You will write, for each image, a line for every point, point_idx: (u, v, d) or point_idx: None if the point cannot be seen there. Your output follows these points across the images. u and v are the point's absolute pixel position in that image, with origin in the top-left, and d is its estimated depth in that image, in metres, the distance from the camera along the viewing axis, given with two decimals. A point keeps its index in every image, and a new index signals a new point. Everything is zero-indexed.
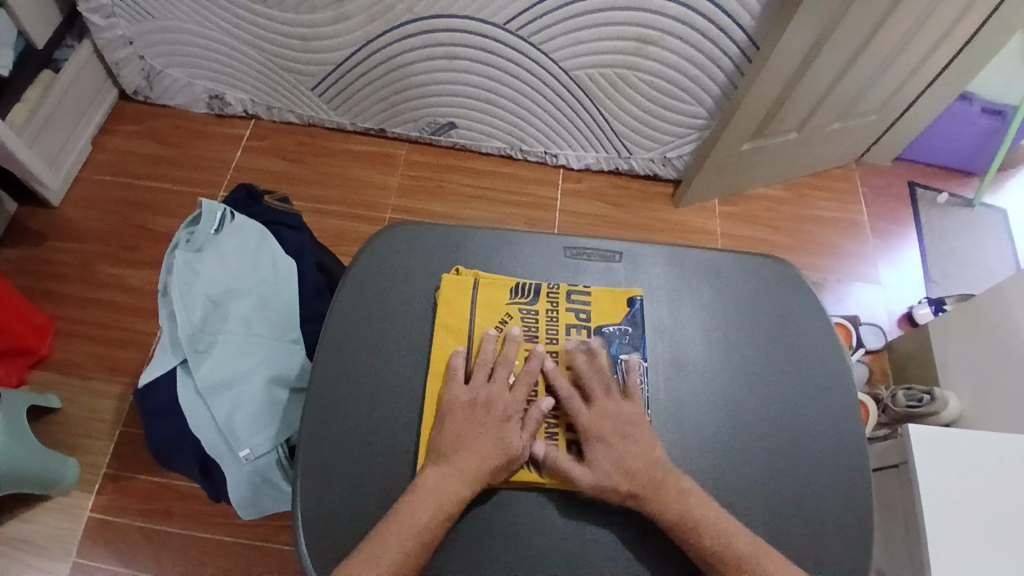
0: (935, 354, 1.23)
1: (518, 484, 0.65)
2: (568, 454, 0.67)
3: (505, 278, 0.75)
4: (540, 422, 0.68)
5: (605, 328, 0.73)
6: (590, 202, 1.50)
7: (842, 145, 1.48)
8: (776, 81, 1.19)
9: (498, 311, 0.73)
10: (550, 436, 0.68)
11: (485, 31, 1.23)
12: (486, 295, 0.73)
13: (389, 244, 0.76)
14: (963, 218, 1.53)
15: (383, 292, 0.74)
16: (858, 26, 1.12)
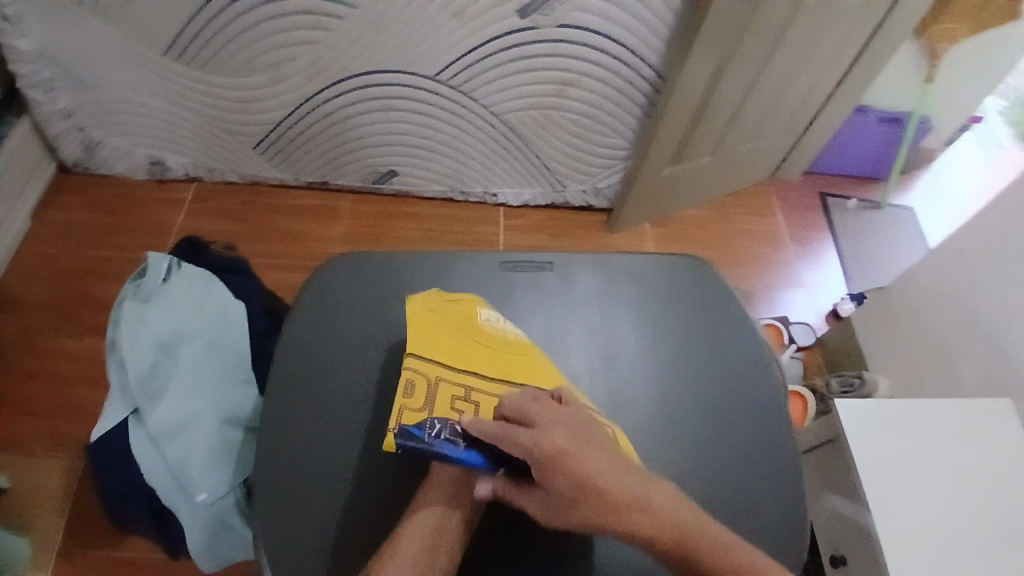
0: (861, 344, 1.33)
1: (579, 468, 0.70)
2: None
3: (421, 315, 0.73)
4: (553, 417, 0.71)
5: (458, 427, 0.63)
6: (532, 234, 1.57)
7: (757, 163, 1.60)
8: (687, 108, 1.30)
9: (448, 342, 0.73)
10: None
11: (417, 83, 1.31)
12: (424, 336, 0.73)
13: (335, 277, 0.81)
14: (873, 219, 1.67)
15: (332, 325, 0.78)
16: (752, 55, 1.25)
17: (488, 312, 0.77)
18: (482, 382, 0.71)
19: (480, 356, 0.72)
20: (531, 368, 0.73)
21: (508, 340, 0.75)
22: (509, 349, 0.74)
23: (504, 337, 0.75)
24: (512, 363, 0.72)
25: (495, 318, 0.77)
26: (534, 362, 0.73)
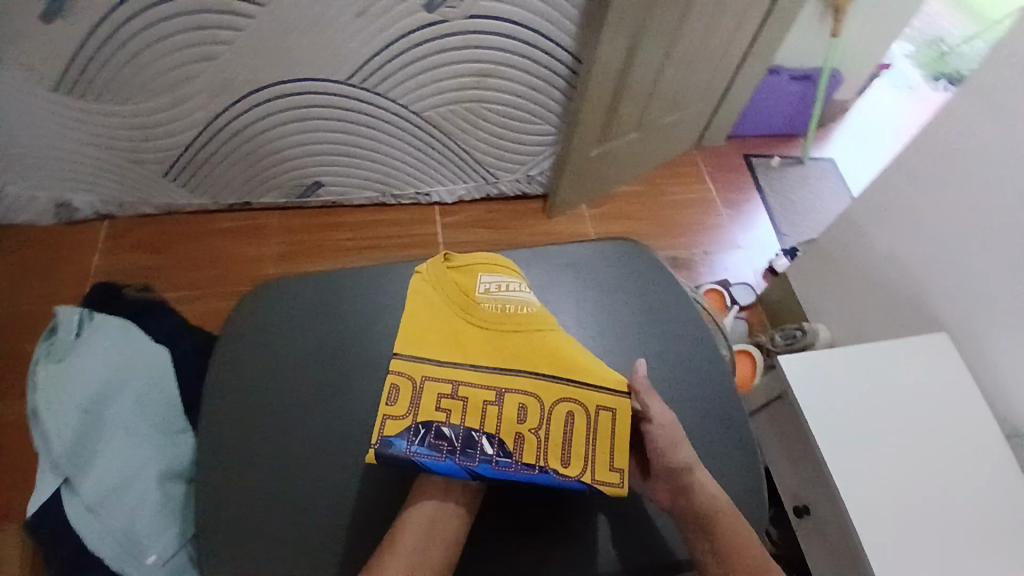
0: (799, 296, 1.38)
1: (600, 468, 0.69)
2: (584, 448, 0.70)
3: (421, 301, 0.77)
4: (560, 411, 0.72)
5: (444, 430, 0.68)
6: (471, 229, 1.55)
7: (682, 133, 1.63)
8: (607, 87, 1.30)
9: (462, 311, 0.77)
10: (569, 423, 0.71)
11: (331, 90, 1.26)
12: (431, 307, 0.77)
13: (263, 300, 0.82)
14: (797, 174, 1.72)
15: (266, 348, 0.79)
16: (663, 28, 1.26)
17: (490, 286, 0.78)
18: (470, 377, 0.72)
19: (476, 341, 0.75)
20: (529, 347, 0.74)
21: (508, 317, 0.76)
22: (510, 327, 0.75)
23: (506, 313, 0.76)
24: (510, 343, 0.74)
25: (500, 289, 0.78)
26: (534, 340, 0.75)
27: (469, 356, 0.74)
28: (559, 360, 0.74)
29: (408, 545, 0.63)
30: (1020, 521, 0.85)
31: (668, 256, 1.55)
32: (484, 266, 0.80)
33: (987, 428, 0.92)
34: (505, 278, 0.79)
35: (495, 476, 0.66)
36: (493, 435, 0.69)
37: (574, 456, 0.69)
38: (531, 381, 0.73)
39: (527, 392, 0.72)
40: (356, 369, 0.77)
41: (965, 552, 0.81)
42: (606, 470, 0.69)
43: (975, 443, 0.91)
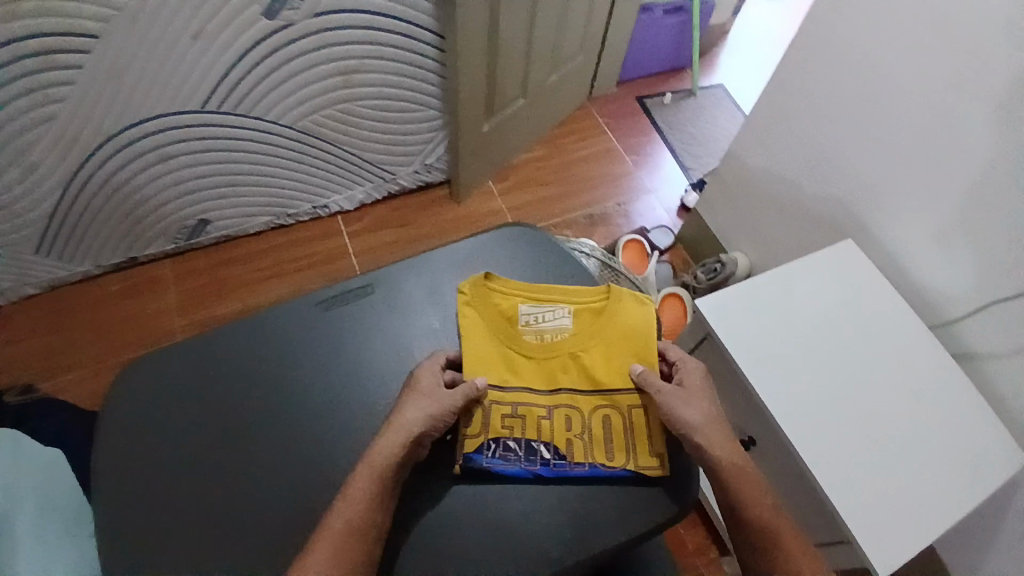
0: (713, 228, 1.39)
1: (643, 455, 0.77)
2: (624, 442, 0.78)
3: (472, 321, 0.83)
4: (602, 410, 0.80)
5: (509, 442, 0.77)
6: (379, 231, 1.50)
7: (571, 88, 1.61)
8: (479, 59, 1.26)
9: (505, 330, 0.83)
10: (608, 418, 0.80)
11: (190, 123, 1.17)
12: (476, 323, 0.83)
13: (156, 373, 0.78)
14: (692, 105, 1.72)
15: (168, 423, 0.75)
16: None
17: (531, 316, 0.84)
18: (525, 397, 0.80)
19: (522, 369, 0.82)
20: (567, 368, 0.82)
21: (549, 343, 0.83)
22: (552, 353, 0.83)
23: (548, 342, 0.83)
24: (551, 366, 0.83)
25: (539, 319, 0.84)
26: (573, 361, 0.83)
27: (519, 381, 0.81)
28: (592, 377, 0.82)
29: (361, 487, 0.66)
30: (940, 404, 0.89)
31: (584, 215, 1.54)
32: (527, 295, 0.85)
33: (896, 324, 0.96)
34: (545, 305, 0.85)
35: (556, 475, 0.76)
36: (549, 442, 0.78)
37: (617, 450, 0.78)
38: (570, 394, 0.81)
39: (570, 403, 0.81)
40: (267, 420, 0.76)
41: (896, 448, 0.85)
42: (647, 454, 0.77)
43: (887, 341, 0.94)
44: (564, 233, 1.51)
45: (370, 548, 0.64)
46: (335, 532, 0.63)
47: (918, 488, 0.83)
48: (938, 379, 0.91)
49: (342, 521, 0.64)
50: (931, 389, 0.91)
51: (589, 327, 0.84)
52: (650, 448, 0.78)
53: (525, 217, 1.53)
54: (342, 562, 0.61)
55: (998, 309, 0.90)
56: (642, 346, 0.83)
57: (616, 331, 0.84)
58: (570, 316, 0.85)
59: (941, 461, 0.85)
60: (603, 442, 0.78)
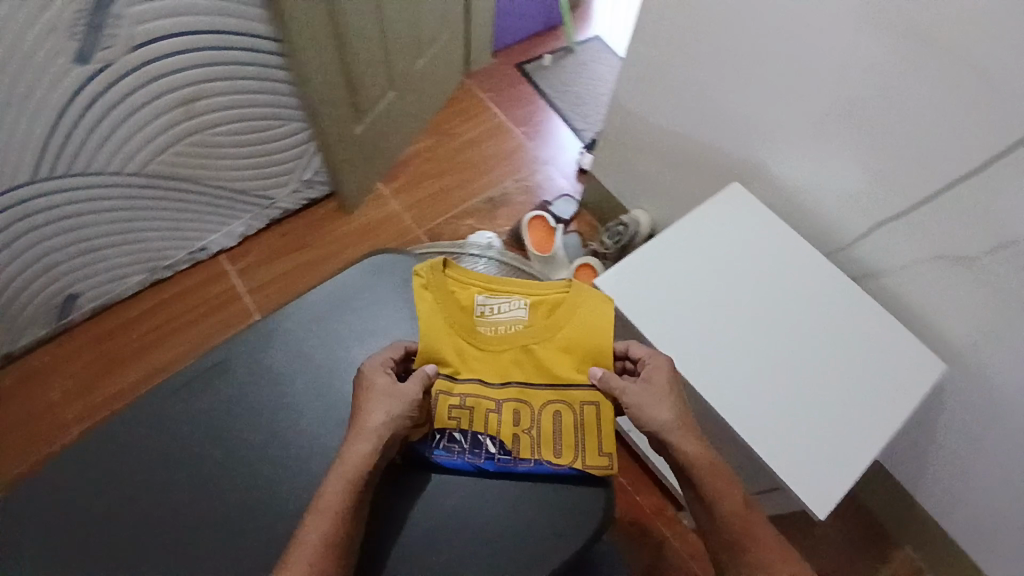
0: (611, 190, 1.36)
1: (591, 453, 0.77)
2: (573, 438, 0.78)
3: (428, 310, 0.78)
4: (556, 404, 0.79)
5: (455, 434, 0.78)
6: (270, 262, 1.40)
7: (442, 70, 1.52)
8: (329, 63, 1.16)
9: (460, 323, 0.79)
10: (559, 414, 0.78)
11: (17, 200, 1.02)
12: (431, 312, 0.78)
13: (23, 509, 0.72)
14: (572, 63, 1.66)
15: (47, 561, 0.69)
16: None
17: (487, 307, 0.80)
18: (476, 387, 0.79)
19: (475, 361, 0.79)
20: (521, 359, 0.80)
21: (503, 335, 0.80)
22: (506, 345, 0.80)
23: (502, 333, 0.80)
24: (505, 356, 0.80)
25: (495, 310, 0.80)
26: (527, 352, 0.80)
27: (474, 372, 0.79)
28: (546, 370, 0.79)
29: (332, 500, 0.66)
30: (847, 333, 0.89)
31: (483, 200, 1.48)
32: (484, 285, 0.80)
33: (794, 261, 0.95)
34: (501, 296, 0.80)
35: (500, 471, 0.77)
36: (496, 437, 0.78)
37: (565, 445, 0.77)
38: (521, 387, 0.79)
39: (519, 396, 0.79)
40: (155, 529, 0.71)
41: (813, 388, 0.85)
42: (596, 456, 0.76)
43: (789, 280, 0.93)
44: (466, 222, 1.45)
45: (343, 562, 0.64)
46: (311, 548, 0.63)
47: (840, 422, 0.83)
48: (842, 308, 0.91)
49: (318, 536, 0.64)
50: (837, 320, 0.90)
51: (546, 319, 0.80)
52: (597, 444, 0.77)
53: (422, 215, 1.46)
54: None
55: (886, 229, 0.90)
56: (599, 342, 0.78)
57: (574, 327, 0.79)
58: (527, 307, 0.80)
59: (857, 391, 0.85)
60: (550, 438, 0.78)
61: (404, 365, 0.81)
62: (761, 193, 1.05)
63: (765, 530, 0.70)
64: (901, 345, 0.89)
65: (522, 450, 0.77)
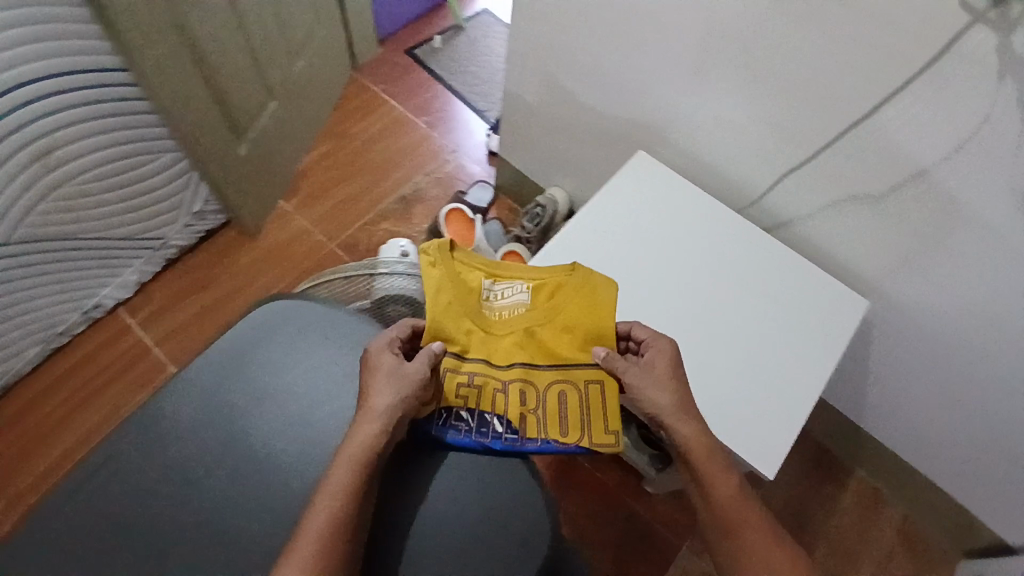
0: (525, 171, 1.31)
1: (597, 431, 0.71)
2: (580, 416, 0.72)
3: (433, 290, 0.73)
4: (565, 380, 0.74)
5: (462, 412, 0.73)
6: (175, 307, 1.29)
7: (326, 69, 1.41)
8: (192, 84, 1.04)
9: (466, 305, 0.74)
10: (564, 392, 0.74)
11: None
12: (438, 292, 0.73)
13: None
14: (463, 41, 1.58)
15: None
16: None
17: (490, 292, 0.76)
18: (483, 366, 0.74)
19: (478, 345, 0.74)
20: (524, 342, 0.75)
21: (506, 319, 0.76)
22: (509, 329, 0.75)
23: (505, 318, 0.76)
24: (508, 340, 0.75)
25: (499, 294, 0.76)
26: (529, 336, 0.75)
27: (474, 354, 0.74)
28: (550, 352, 0.75)
29: (337, 489, 0.62)
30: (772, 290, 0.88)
31: (395, 200, 1.39)
32: (490, 269, 0.76)
33: (705, 227, 0.96)
34: (505, 280, 0.77)
35: (506, 450, 0.71)
36: (502, 415, 0.72)
37: (572, 425, 0.72)
38: (525, 367, 0.74)
39: (526, 375, 0.74)
40: None
41: (745, 353, 0.87)
42: (603, 434, 0.71)
43: (704, 248, 0.94)
44: (382, 226, 1.36)
45: (349, 555, 0.60)
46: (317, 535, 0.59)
47: (776, 382, 0.85)
48: (755, 266, 0.93)
49: (315, 534, 0.59)
50: (753, 279, 0.92)
51: (552, 300, 0.75)
52: (604, 420, 0.72)
53: (334, 227, 1.36)
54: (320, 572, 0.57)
55: (798, 176, 0.88)
56: (606, 319, 0.74)
57: (581, 307, 0.74)
58: (532, 290, 0.77)
59: (785, 347, 0.87)
60: (556, 417, 0.72)
61: (411, 345, 0.76)
62: (666, 157, 1.02)
63: (761, 516, 0.66)
64: (811, 294, 0.92)
65: (529, 429, 0.71)
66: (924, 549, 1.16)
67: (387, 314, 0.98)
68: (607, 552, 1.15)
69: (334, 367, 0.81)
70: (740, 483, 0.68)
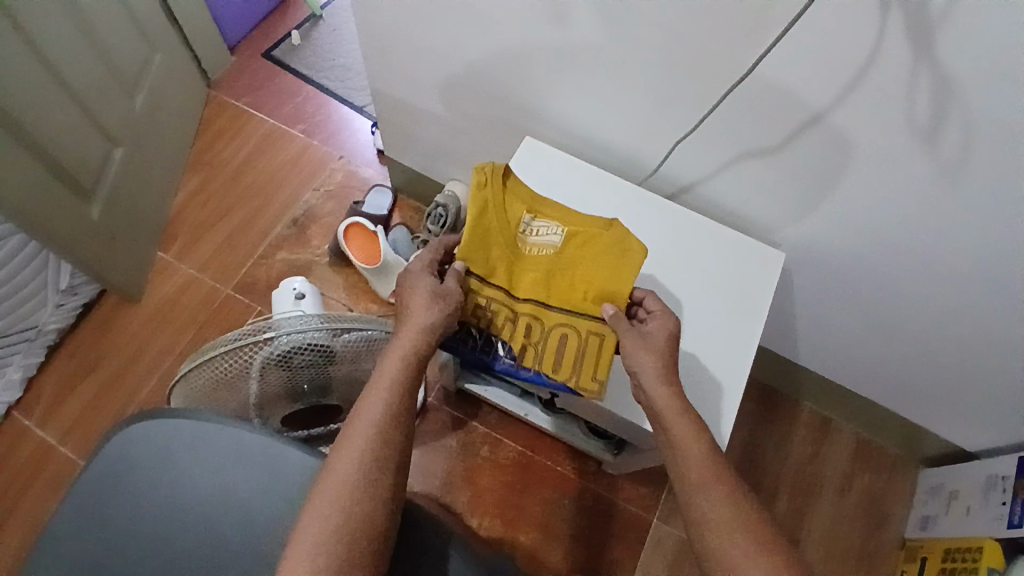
0: (419, 167, 1.22)
1: (584, 375, 0.73)
2: (575, 360, 0.73)
3: (481, 210, 0.74)
4: (571, 323, 0.74)
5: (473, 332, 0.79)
6: (71, 396, 1.13)
7: (176, 96, 1.26)
8: (20, 157, 0.90)
9: (502, 237, 0.75)
10: (567, 335, 0.74)
11: None
12: (485, 212, 0.75)
13: None
14: (323, 33, 1.44)
15: None
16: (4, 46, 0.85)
17: (529, 226, 0.78)
18: (501, 296, 0.75)
19: (502, 275, 0.75)
20: (541, 280, 0.75)
21: (534, 256, 0.77)
22: (532, 265, 0.76)
23: (533, 254, 0.77)
24: (527, 275, 0.76)
25: (537, 231, 0.78)
26: (547, 276, 0.76)
27: (495, 282, 0.75)
28: (566, 297, 0.75)
29: (384, 399, 0.60)
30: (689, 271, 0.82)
31: (287, 225, 1.27)
32: (532, 205, 0.78)
33: (599, 211, 0.89)
34: (545, 219, 0.78)
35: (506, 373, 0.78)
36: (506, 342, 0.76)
37: (567, 363, 0.73)
38: (537, 303, 0.75)
39: (537, 307, 0.75)
40: None
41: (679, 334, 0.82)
42: (589, 379, 0.72)
43: None
44: (278, 258, 1.24)
45: (400, 463, 0.58)
46: (363, 433, 0.58)
47: (708, 358, 0.81)
48: (663, 239, 0.88)
49: (351, 463, 0.56)
50: (663, 255, 0.87)
51: (580, 249, 0.76)
52: (594, 366, 0.72)
53: (225, 269, 1.23)
54: (369, 461, 0.57)
55: (692, 137, 0.83)
56: (624, 280, 0.73)
57: (603, 263, 0.74)
58: (565, 235, 0.77)
59: (713, 319, 0.83)
60: (553, 356, 0.74)
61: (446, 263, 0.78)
62: (550, 137, 0.98)
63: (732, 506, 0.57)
64: (721, 256, 0.87)
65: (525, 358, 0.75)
66: (883, 466, 1.16)
67: (297, 364, 0.78)
68: (580, 543, 1.07)
69: (220, 477, 0.64)
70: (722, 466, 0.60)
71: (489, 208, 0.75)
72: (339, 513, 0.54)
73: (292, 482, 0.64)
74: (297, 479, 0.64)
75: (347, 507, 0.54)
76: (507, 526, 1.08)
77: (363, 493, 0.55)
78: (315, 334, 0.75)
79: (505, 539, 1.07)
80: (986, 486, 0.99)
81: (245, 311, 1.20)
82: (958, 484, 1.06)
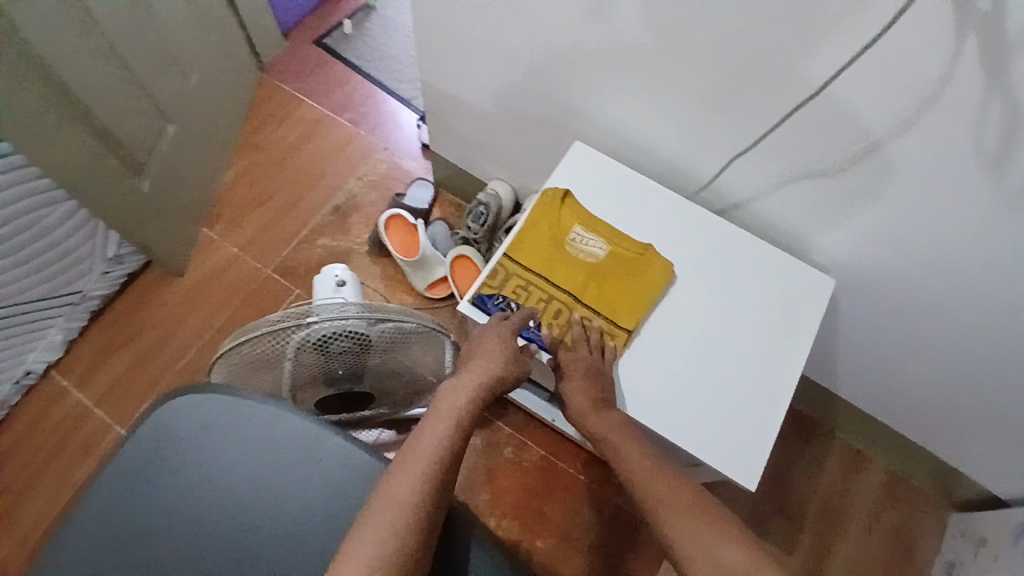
0: (463, 164, 1.23)
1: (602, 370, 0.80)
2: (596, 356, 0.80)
3: (539, 219, 0.86)
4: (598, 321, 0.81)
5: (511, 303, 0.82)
6: (109, 362, 1.15)
7: (229, 77, 1.29)
8: (82, 132, 0.93)
9: (555, 241, 0.85)
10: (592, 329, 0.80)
11: None
12: (541, 221, 0.85)
13: None
14: (376, 24, 1.46)
15: None
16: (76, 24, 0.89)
17: (578, 236, 0.85)
18: (543, 285, 0.83)
19: (548, 271, 0.83)
20: (580, 283, 0.83)
21: (578, 262, 0.84)
22: (574, 268, 0.84)
23: (576, 259, 0.84)
24: (568, 275, 0.83)
25: (584, 241, 0.85)
26: (586, 281, 0.83)
27: (536, 274, 0.83)
28: (600, 299, 0.82)
29: (447, 421, 0.66)
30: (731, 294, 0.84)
31: (328, 211, 1.28)
32: (584, 219, 0.86)
33: (648, 221, 0.88)
34: (595, 234, 0.85)
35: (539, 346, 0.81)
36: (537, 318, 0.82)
37: None
38: (573, 296, 0.82)
39: (572, 299, 0.82)
40: None
41: (718, 357, 0.81)
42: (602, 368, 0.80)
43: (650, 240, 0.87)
44: (317, 243, 1.25)
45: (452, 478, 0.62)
46: (429, 448, 0.63)
47: (746, 376, 0.80)
48: (712, 258, 0.87)
49: (413, 472, 0.60)
50: (713, 274, 0.85)
51: (618, 265, 0.84)
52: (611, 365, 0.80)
53: (265, 251, 1.24)
54: (428, 477, 0.60)
55: (744, 155, 0.82)
56: (648, 299, 0.82)
57: (633, 282, 0.82)
58: (609, 253, 0.84)
59: (758, 344, 0.82)
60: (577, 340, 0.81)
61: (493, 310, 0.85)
62: (601, 143, 0.97)
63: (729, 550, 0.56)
64: (767, 278, 0.85)
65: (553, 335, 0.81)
66: (913, 504, 1.14)
67: (335, 348, 0.79)
68: (595, 554, 1.07)
69: (259, 462, 0.65)
70: (709, 508, 0.61)
71: (542, 220, 0.85)
72: (396, 514, 0.56)
73: (322, 473, 0.65)
74: (334, 464, 0.65)
75: (403, 516, 0.56)
76: (525, 531, 1.08)
77: (423, 501, 0.58)
78: (355, 321, 0.76)
79: (521, 543, 1.07)
80: (1017, 534, 0.96)
81: (281, 293, 1.21)
82: (986, 530, 1.03)
